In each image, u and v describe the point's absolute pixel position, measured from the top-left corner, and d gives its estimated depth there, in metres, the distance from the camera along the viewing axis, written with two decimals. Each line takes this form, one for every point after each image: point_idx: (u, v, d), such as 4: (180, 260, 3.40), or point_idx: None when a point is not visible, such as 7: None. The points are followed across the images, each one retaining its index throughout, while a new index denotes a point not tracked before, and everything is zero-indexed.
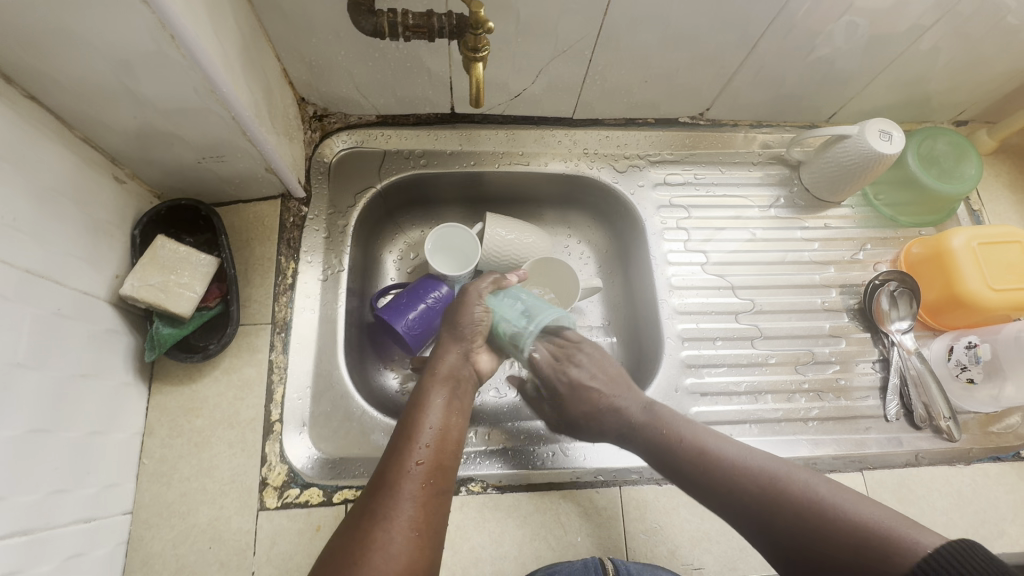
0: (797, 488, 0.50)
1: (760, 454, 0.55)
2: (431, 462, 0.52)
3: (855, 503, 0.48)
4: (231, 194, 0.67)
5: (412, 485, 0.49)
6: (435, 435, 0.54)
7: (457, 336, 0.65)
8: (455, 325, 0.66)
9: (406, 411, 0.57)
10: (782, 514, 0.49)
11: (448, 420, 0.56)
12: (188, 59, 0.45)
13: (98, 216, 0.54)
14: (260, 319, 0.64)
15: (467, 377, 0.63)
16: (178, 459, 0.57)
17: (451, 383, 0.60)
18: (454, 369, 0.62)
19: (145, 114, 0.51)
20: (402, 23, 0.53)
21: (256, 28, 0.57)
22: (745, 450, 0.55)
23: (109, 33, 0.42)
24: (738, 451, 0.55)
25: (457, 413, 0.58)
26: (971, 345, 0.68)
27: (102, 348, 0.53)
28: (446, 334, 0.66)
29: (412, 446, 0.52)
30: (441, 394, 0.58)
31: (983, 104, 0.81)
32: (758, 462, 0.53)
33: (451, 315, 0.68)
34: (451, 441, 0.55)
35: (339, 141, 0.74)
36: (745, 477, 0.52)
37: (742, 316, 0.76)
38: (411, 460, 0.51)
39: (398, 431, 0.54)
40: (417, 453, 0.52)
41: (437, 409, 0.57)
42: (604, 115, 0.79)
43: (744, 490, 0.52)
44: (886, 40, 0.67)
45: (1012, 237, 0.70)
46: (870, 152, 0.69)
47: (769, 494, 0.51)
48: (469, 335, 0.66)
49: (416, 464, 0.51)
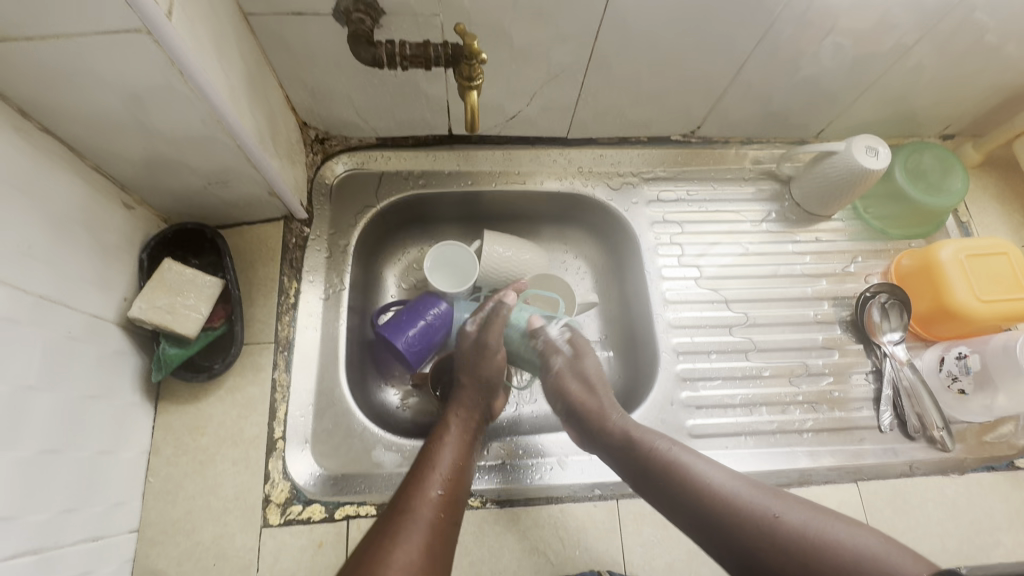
0: (784, 518, 0.48)
1: (747, 479, 0.53)
2: (450, 495, 0.53)
3: (847, 533, 0.45)
4: (235, 217, 0.69)
5: (429, 512, 0.51)
6: (452, 467, 0.56)
7: (477, 380, 0.67)
8: (475, 369, 0.68)
9: (425, 445, 0.59)
10: (768, 547, 0.47)
11: (465, 455, 0.59)
12: (196, 92, 0.47)
13: (107, 241, 0.56)
14: (263, 338, 0.65)
15: (483, 422, 0.65)
16: (183, 478, 0.59)
17: (465, 421, 0.63)
18: (473, 411, 0.64)
19: (155, 143, 0.53)
20: (400, 53, 0.55)
21: (260, 59, 0.60)
22: (732, 475, 0.53)
23: (122, 69, 0.44)
24: (725, 475, 0.53)
25: (472, 453, 0.60)
26: (961, 355, 0.69)
27: (110, 369, 0.55)
28: (468, 374, 0.68)
29: (433, 476, 0.54)
30: (457, 432, 0.61)
31: (968, 119, 0.83)
32: (745, 485, 0.51)
33: (471, 356, 0.69)
34: (466, 478, 0.57)
35: (340, 163, 0.77)
36: (730, 501, 0.50)
37: (736, 329, 0.78)
38: (432, 489, 0.53)
39: (418, 462, 0.56)
40: (437, 483, 0.53)
41: (456, 445, 0.59)
42: (597, 134, 0.81)
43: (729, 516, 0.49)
44: (870, 59, 0.69)
45: (999, 248, 0.71)
46: (858, 167, 0.70)
47: (755, 522, 0.48)
48: (490, 382, 0.67)
49: (436, 493, 0.53)
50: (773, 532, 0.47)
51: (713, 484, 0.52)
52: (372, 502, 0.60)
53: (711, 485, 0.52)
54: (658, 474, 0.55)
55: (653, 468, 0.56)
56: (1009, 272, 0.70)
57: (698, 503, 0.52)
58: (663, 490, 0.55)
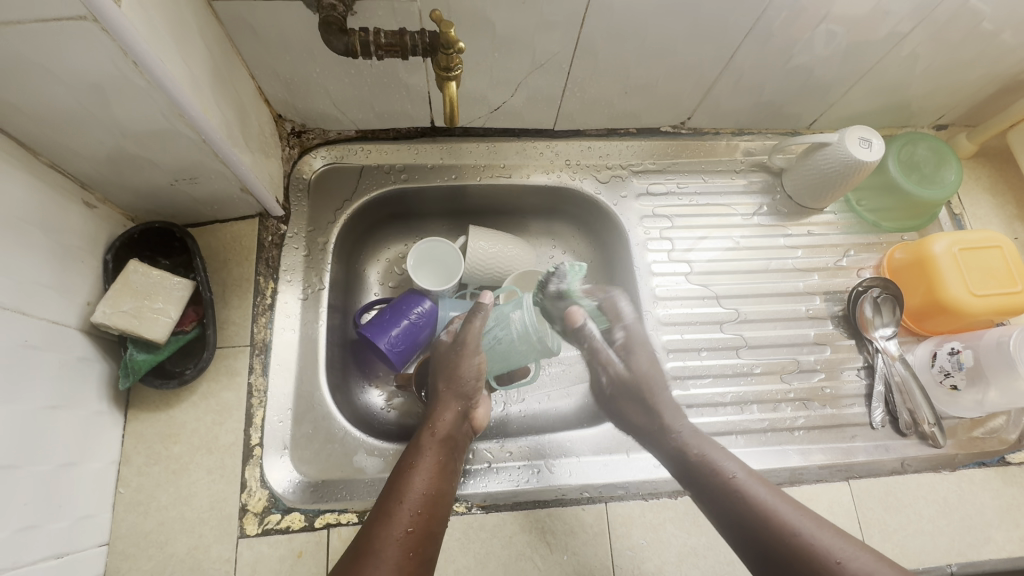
0: (845, 554, 0.51)
1: (796, 503, 0.57)
2: (420, 530, 0.52)
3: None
4: (208, 215, 0.66)
5: (396, 553, 0.50)
6: (424, 500, 0.54)
7: (458, 392, 0.65)
8: (454, 379, 0.66)
9: (396, 471, 0.57)
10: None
11: (439, 482, 0.56)
12: (152, 83, 0.44)
13: (67, 243, 0.53)
14: (238, 341, 0.63)
15: (463, 437, 0.63)
16: (155, 488, 0.56)
17: (445, 446, 0.60)
18: (450, 431, 0.61)
19: (113, 138, 0.49)
20: (374, 42, 0.52)
21: (226, 47, 0.57)
22: (794, 504, 0.57)
23: (70, 58, 0.41)
24: (789, 507, 0.56)
25: (448, 478, 0.57)
26: (954, 352, 0.68)
27: (73, 377, 0.52)
28: (441, 383, 0.65)
29: (400, 512, 0.52)
30: (433, 456, 0.58)
31: (962, 109, 0.82)
32: (801, 516, 0.55)
33: (448, 366, 0.67)
34: (440, 506, 0.55)
35: (318, 158, 0.74)
36: (798, 533, 0.54)
37: (727, 325, 0.76)
38: (399, 528, 0.51)
39: (388, 491, 0.54)
40: (406, 519, 0.52)
41: (429, 471, 0.56)
42: (585, 126, 0.79)
43: (794, 551, 0.53)
44: (865, 47, 0.67)
45: (992, 241, 0.70)
46: (849, 159, 0.69)
47: (823, 563, 0.51)
48: (469, 392, 0.66)
49: (403, 532, 0.51)
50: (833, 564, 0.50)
51: (778, 510, 0.56)
52: (353, 509, 0.58)
53: (779, 514, 0.55)
54: (731, 500, 0.58)
55: (720, 488, 0.59)
56: (1003, 265, 0.69)
57: (764, 530, 0.55)
58: (737, 515, 0.57)
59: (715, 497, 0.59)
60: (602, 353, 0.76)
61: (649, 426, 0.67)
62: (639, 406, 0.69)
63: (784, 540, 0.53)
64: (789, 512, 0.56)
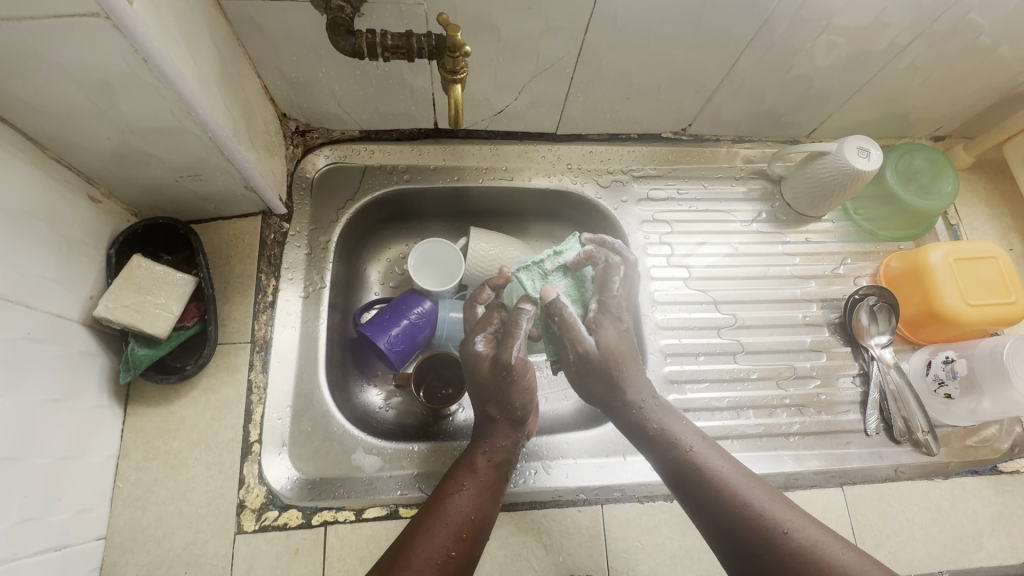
0: (798, 528, 0.52)
1: (758, 480, 0.57)
2: (461, 555, 0.53)
3: (844, 555, 0.50)
4: (211, 212, 0.66)
5: (435, 574, 0.51)
6: (466, 523, 0.54)
7: (511, 416, 0.64)
8: (504, 403, 0.65)
9: (439, 487, 0.58)
10: (773, 554, 0.51)
11: (484, 507, 0.57)
12: (161, 81, 0.45)
13: (71, 237, 0.53)
14: (239, 337, 0.63)
15: (514, 460, 0.63)
16: (154, 482, 0.57)
17: (493, 470, 0.60)
18: (502, 455, 0.61)
19: (119, 134, 0.50)
20: (381, 44, 0.53)
21: (234, 46, 0.57)
22: (747, 474, 0.58)
23: (80, 54, 0.41)
24: (749, 482, 0.57)
25: (493, 501, 0.58)
26: (948, 360, 0.69)
27: (74, 370, 0.53)
28: (495, 407, 0.65)
29: (444, 532, 0.53)
30: (479, 479, 0.58)
31: (960, 121, 0.83)
32: (759, 490, 0.56)
33: (498, 391, 0.66)
34: (482, 530, 0.55)
35: (321, 156, 0.74)
36: (751, 507, 0.54)
37: (724, 331, 0.77)
38: (440, 549, 0.52)
39: (431, 507, 0.55)
40: (448, 541, 0.53)
41: (473, 493, 0.57)
42: (587, 130, 0.79)
43: (742, 520, 0.54)
44: (864, 58, 0.67)
45: (988, 252, 0.71)
46: (848, 168, 0.70)
47: (770, 534, 0.52)
48: (522, 414, 0.65)
49: (444, 555, 0.52)
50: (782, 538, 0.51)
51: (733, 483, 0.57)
52: (351, 507, 0.58)
53: (733, 485, 0.57)
54: (688, 472, 0.59)
55: (682, 464, 0.59)
56: (998, 276, 0.70)
57: (719, 503, 0.55)
58: (691, 485, 0.58)
59: (676, 469, 0.60)
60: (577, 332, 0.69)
61: (612, 396, 0.67)
62: (604, 384, 0.68)
63: (738, 510, 0.54)
64: (744, 485, 0.56)
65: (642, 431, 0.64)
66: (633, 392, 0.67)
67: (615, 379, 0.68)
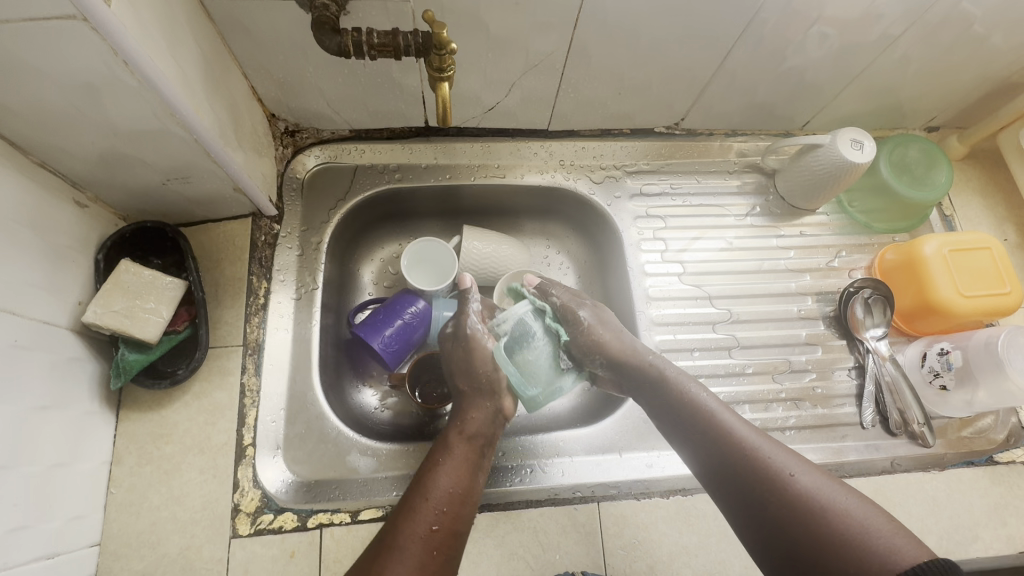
0: (801, 479, 0.48)
1: (764, 433, 0.53)
2: (447, 528, 0.50)
3: (854, 506, 0.45)
4: (200, 214, 0.65)
5: (419, 550, 0.48)
6: (451, 499, 0.52)
7: (480, 391, 0.62)
8: (471, 377, 0.63)
9: (421, 469, 0.55)
10: (772, 504, 0.47)
11: (467, 481, 0.54)
12: (142, 83, 0.44)
13: (57, 243, 0.53)
14: (231, 341, 0.63)
15: (494, 437, 0.61)
16: (147, 488, 0.56)
17: (474, 445, 0.58)
18: (481, 429, 0.59)
19: (104, 137, 0.49)
20: (367, 42, 0.52)
21: (218, 46, 0.56)
22: (756, 429, 0.53)
23: (59, 57, 0.40)
24: (750, 429, 0.53)
25: (477, 476, 0.56)
26: (943, 352, 0.69)
27: (64, 377, 0.52)
28: (464, 380, 0.63)
29: (427, 508, 0.51)
30: (460, 456, 0.56)
31: (953, 112, 0.82)
32: (767, 442, 0.51)
33: (464, 366, 0.63)
34: (468, 504, 0.53)
35: (312, 157, 0.74)
36: (749, 450, 0.51)
37: (719, 326, 0.77)
38: (423, 524, 0.50)
39: (412, 488, 0.53)
40: (432, 517, 0.50)
41: (457, 469, 0.54)
42: (579, 126, 0.79)
43: (737, 460, 0.51)
44: (857, 48, 0.67)
45: (982, 243, 0.71)
46: (842, 161, 0.69)
47: (766, 480, 0.48)
48: (490, 389, 0.62)
49: (429, 530, 0.49)
50: (781, 487, 0.47)
51: (730, 426, 0.53)
52: (346, 509, 0.58)
53: (731, 428, 0.53)
54: (688, 416, 0.56)
55: (682, 411, 0.57)
56: (993, 267, 0.70)
57: (713, 443, 0.53)
58: (686, 426, 0.56)
59: (676, 420, 0.57)
60: (573, 312, 0.67)
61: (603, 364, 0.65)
62: (592, 365, 0.66)
63: (732, 454, 0.51)
64: (748, 435, 0.52)
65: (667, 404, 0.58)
66: (639, 359, 0.63)
67: (593, 354, 0.65)
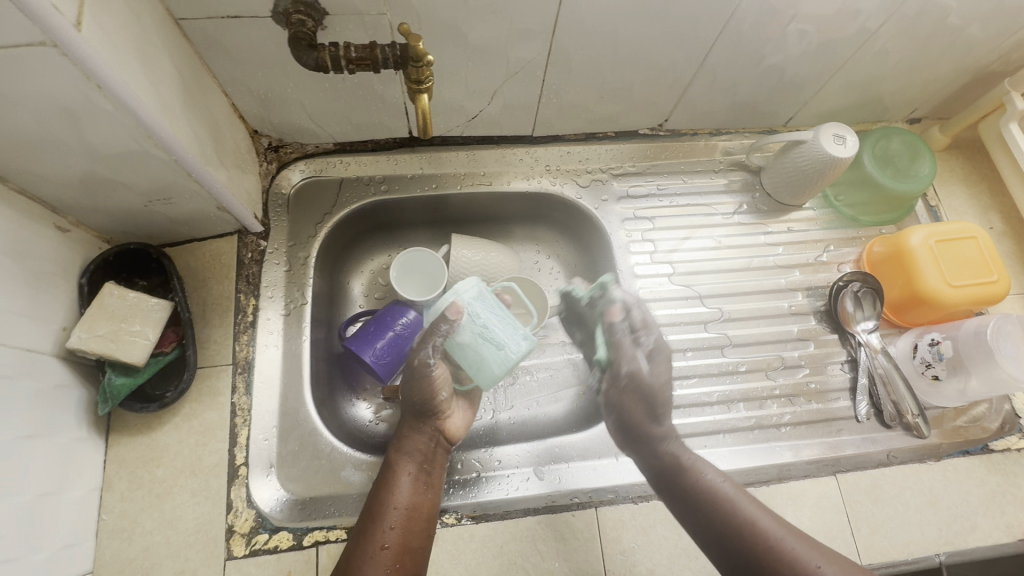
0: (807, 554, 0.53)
1: (770, 509, 0.59)
2: (399, 545, 0.53)
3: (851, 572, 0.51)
4: (185, 234, 0.65)
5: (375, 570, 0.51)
6: (401, 516, 0.55)
7: (419, 411, 0.62)
8: (412, 400, 0.62)
9: (373, 489, 0.58)
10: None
11: (416, 496, 0.57)
12: (117, 105, 0.44)
13: (39, 269, 0.52)
14: (220, 360, 0.62)
15: (440, 450, 0.63)
16: (139, 513, 0.56)
17: (419, 459, 0.60)
18: (423, 444, 0.61)
19: (82, 161, 0.49)
20: (345, 56, 0.52)
21: (196, 64, 0.56)
22: (760, 503, 0.59)
23: (32, 86, 0.40)
24: (754, 505, 0.58)
25: (427, 490, 0.58)
26: (934, 342, 0.69)
27: (51, 405, 0.52)
28: (410, 403, 0.62)
29: (378, 528, 0.54)
30: (406, 472, 0.58)
31: (934, 102, 0.83)
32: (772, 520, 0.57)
33: (407, 393, 0.62)
34: (420, 518, 0.56)
35: (296, 172, 0.73)
36: (759, 532, 0.55)
37: (710, 325, 0.77)
38: (377, 544, 0.53)
39: (366, 507, 0.56)
40: (383, 536, 0.53)
41: (405, 486, 0.57)
42: (563, 131, 0.79)
43: (751, 543, 0.55)
44: (836, 44, 0.67)
45: (968, 232, 0.71)
46: (825, 156, 0.70)
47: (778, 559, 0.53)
48: (429, 410, 0.62)
49: (383, 548, 0.52)
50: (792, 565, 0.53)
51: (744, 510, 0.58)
52: (342, 525, 0.57)
53: (746, 515, 0.57)
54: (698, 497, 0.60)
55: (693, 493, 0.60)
56: (979, 256, 0.70)
57: (725, 528, 0.57)
58: (699, 515, 0.59)
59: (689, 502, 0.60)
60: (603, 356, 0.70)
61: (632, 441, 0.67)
62: (643, 407, 0.68)
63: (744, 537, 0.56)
64: (756, 513, 0.57)
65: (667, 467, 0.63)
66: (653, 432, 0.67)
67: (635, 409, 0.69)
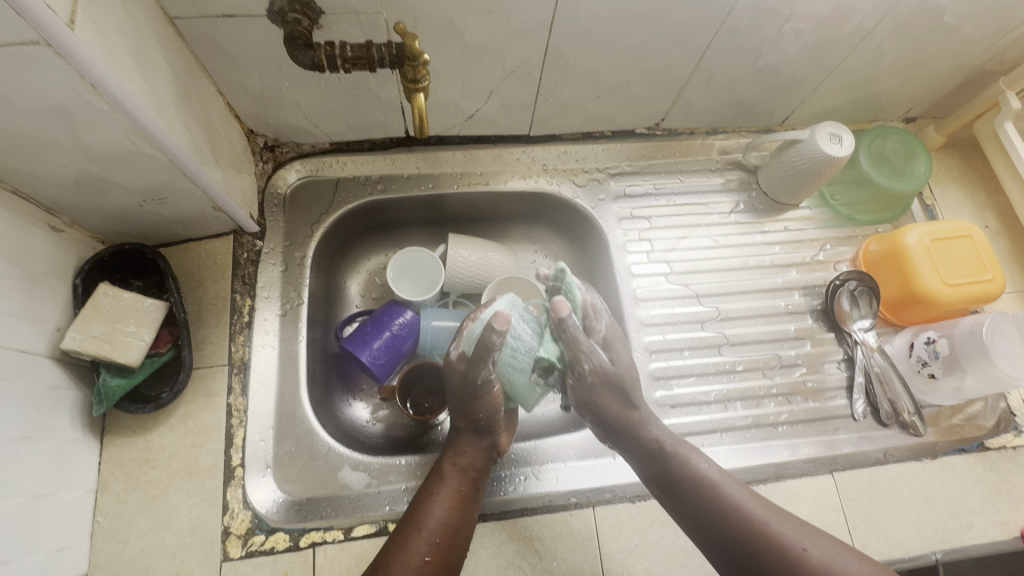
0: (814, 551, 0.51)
1: (762, 498, 0.57)
2: (438, 559, 0.52)
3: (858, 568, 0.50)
4: (180, 234, 0.65)
5: None
6: (443, 529, 0.54)
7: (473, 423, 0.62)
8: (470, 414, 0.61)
9: (415, 498, 0.57)
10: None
11: (459, 511, 0.55)
12: (112, 105, 0.44)
13: (33, 269, 0.52)
14: (216, 360, 0.62)
15: (487, 467, 0.60)
16: (135, 514, 0.55)
17: (467, 475, 0.58)
18: (472, 459, 0.60)
19: (77, 161, 0.48)
20: (341, 55, 0.52)
21: (191, 64, 0.56)
22: (757, 496, 0.56)
23: (25, 85, 0.40)
24: (755, 500, 0.56)
25: (470, 506, 0.57)
26: (930, 341, 0.69)
27: (45, 406, 0.51)
28: (462, 417, 0.62)
29: (419, 538, 0.53)
30: (452, 486, 0.57)
31: (930, 102, 0.83)
32: (773, 515, 0.54)
33: (463, 402, 0.62)
34: (459, 534, 0.54)
35: (293, 171, 0.73)
36: (765, 530, 0.53)
37: (707, 324, 0.77)
38: (416, 555, 0.52)
39: (407, 515, 0.55)
40: (424, 547, 0.52)
41: (449, 499, 0.56)
42: (560, 130, 0.79)
43: (757, 543, 0.52)
44: (831, 44, 0.67)
45: (963, 231, 0.71)
46: (821, 156, 0.70)
47: (788, 559, 0.51)
48: (484, 423, 0.61)
49: (421, 560, 0.51)
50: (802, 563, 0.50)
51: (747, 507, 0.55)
52: (339, 526, 0.57)
53: (749, 511, 0.54)
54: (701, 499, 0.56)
55: (692, 490, 0.57)
56: (975, 255, 0.70)
57: (730, 526, 0.54)
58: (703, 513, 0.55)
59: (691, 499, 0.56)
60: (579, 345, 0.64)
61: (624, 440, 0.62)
62: (616, 398, 0.64)
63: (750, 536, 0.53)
64: (760, 511, 0.55)
65: (656, 462, 0.60)
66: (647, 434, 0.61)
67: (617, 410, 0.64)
